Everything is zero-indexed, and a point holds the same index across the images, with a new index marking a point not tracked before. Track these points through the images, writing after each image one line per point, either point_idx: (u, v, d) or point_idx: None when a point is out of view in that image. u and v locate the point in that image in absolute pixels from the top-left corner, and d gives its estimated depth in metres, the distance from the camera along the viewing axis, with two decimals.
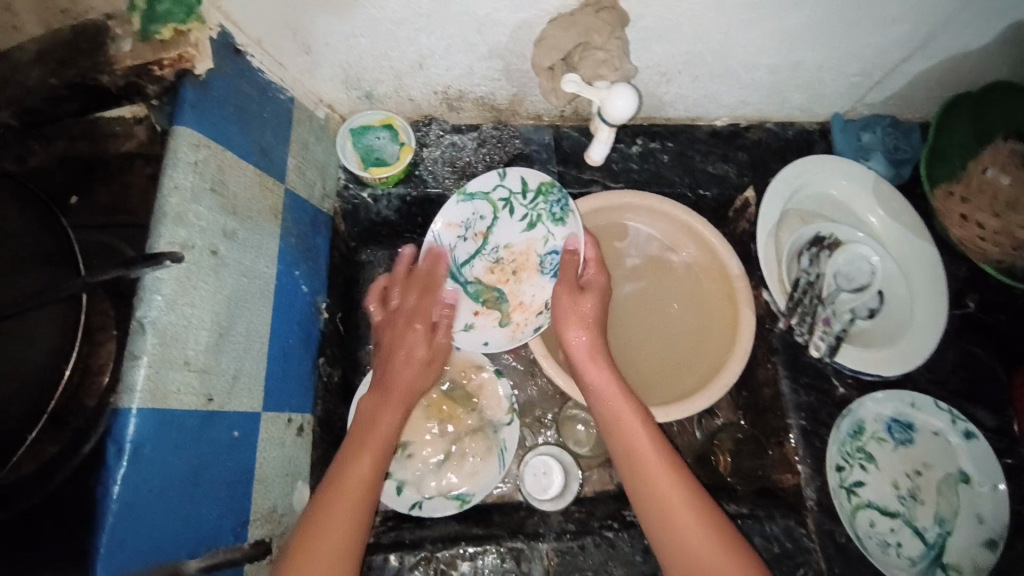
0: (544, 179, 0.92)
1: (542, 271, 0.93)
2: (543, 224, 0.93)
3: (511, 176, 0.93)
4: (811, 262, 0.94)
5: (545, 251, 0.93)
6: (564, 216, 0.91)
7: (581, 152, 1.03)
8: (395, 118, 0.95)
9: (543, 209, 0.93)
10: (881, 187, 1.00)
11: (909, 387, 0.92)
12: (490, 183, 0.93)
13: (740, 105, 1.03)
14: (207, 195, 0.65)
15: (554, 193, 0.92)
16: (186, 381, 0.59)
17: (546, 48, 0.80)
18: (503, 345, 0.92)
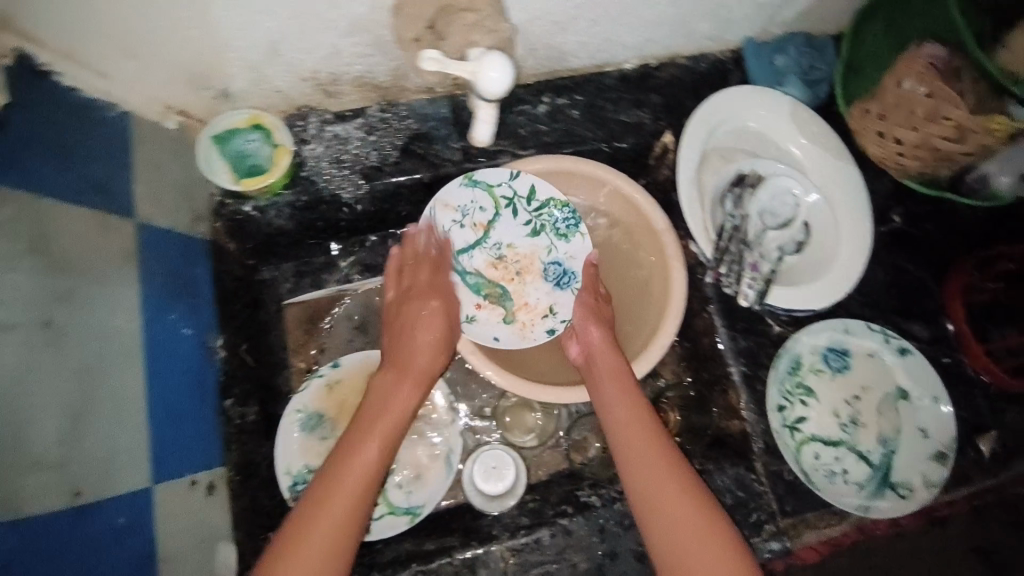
0: (555, 195, 0.95)
1: (544, 277, 0.96)
2: (546, 233, 0.96)
3: (522, 179, 0.93)
4: (734, 205, 0.91)
5: (549, 260, 0.96)
6: (569, 233, 0.96)
7: None
8: (263, 116, 0.82)
9: (548, 218, 0.95)
10: (799, 112, 0.95)
11: (843, 315, 0.92)
12: (497, 177, 0.93)
13: (647, 44, 0.95)
14: (28, 264, 0.58)
15: (564, 209, 0.96)
16: (36, 480, 0.55)
17: (407, 18, 0.73)
18: (514, 342, 0.93)
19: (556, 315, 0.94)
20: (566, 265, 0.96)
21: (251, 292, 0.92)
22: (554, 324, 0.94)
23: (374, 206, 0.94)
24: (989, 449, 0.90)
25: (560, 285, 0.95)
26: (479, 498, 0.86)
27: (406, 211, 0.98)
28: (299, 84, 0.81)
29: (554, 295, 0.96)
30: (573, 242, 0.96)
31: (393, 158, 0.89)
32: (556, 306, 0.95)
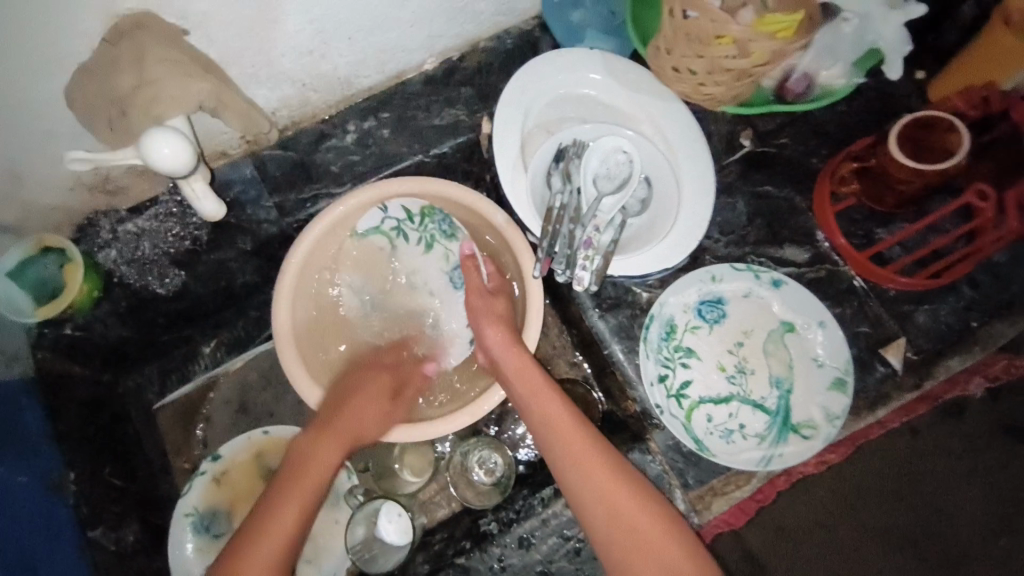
0: (421, 203, 0.86)
1: (454, 285, 0.87)
2: (439, 243, 0.87)
3: (392, 206, 0.86)
4: (564, 180, 0.83)
5: (452, 268, 0.87)
6: (453, 232, 0.86)
7: (293, 169, 0.89)
8: (48, 237, 0.79)
9: (434, 228, 0.86)
10: (612, 62, 0.89)
11: (708, 260, 0.86)
12: (375, 217, 0.85)
13: (433, 40, 0.89)
14: None
15: (437, 212, 0.86)
16: None
17: (86, 109, 0.66)
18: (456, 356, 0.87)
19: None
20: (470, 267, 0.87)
21: (116, 406, 0.89)
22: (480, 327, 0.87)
23: (208, 287, 0.91)
24: (900, 361, 0.83)
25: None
26: (383, 556, 0.78)
27: (252, 279, 0.95)
28: (73, 194, 0.78)
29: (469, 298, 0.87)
30: (459, 241, 0.86)
31: (204, 236, 0.85)
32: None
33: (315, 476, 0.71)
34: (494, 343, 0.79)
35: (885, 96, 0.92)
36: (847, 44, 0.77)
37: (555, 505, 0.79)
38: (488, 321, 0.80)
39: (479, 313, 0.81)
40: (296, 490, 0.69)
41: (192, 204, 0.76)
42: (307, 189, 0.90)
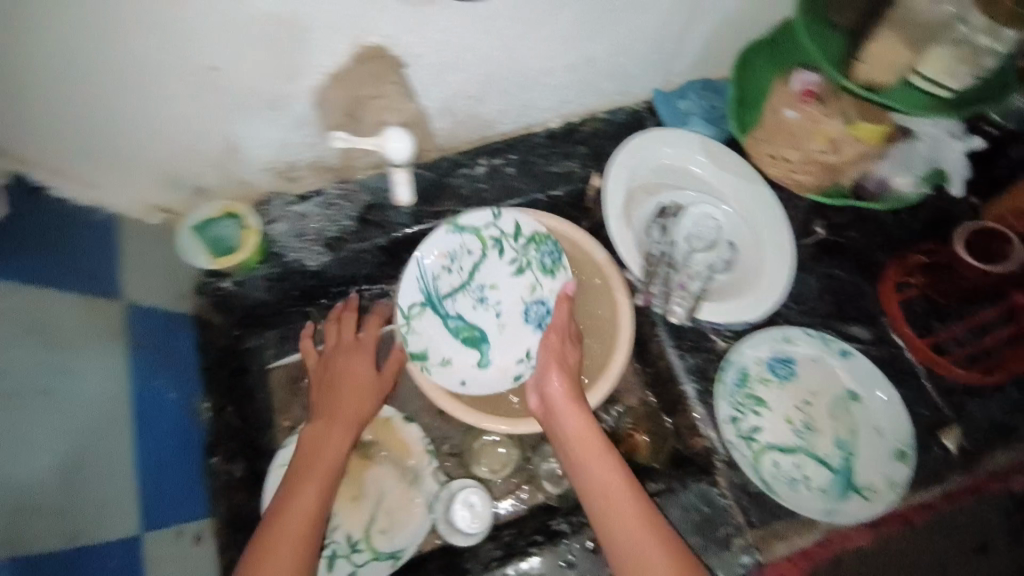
0: (537, 231, 1.00)
1: (530, 320, 1.00)
2: (532, 270, 1.01)
3: (505, 218, 0.99)
4: (661, 233, 0.97)
5: (532, 299, 1.01)
6: (554, 267, 0.99)
7: (429, 185, 1.05)
8: (236, 205, 0.95)
9: (533, 256, 1.00)
10: (710, 145, 1.03)
11: (782, 323, 0.97)
12: (482, 220, 0.99)
13: (564, 104, 1.06)
14: (28, 339, 0.67)
15: (546, 244, 1.00)
16: (45, 526, 0.63)
17: (325, 108, 0.82)
18: (483, 386, 0.97)
19: (530, 358, 0.99)
20: (550, 304, 0.99)
21: (236, 360, 1.02)
22: (524, 367, 0.98)
23: (339, 271, 1.06)
24: (955, 445, 0.90)
25: (542, 324, 0.99)
26: (455, 534, 0.92)
27: (372, 273, 1.10)
28: (261, 174, 0.95)
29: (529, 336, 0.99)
30: (557, 278, 0.99)
31: (350, 228, 1.01)
32: (530, 348, 0.99)
33: (327, 465, 0.83)
34: (551, 379, 0.88)
35: (947, 210, 1.05)
36: (920, 159, 0.93)
37: None
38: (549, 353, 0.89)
39: (542, 347, 0.90)
40: (310, 481, 0.80)
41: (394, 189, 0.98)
42: (439, 204, 1.05)
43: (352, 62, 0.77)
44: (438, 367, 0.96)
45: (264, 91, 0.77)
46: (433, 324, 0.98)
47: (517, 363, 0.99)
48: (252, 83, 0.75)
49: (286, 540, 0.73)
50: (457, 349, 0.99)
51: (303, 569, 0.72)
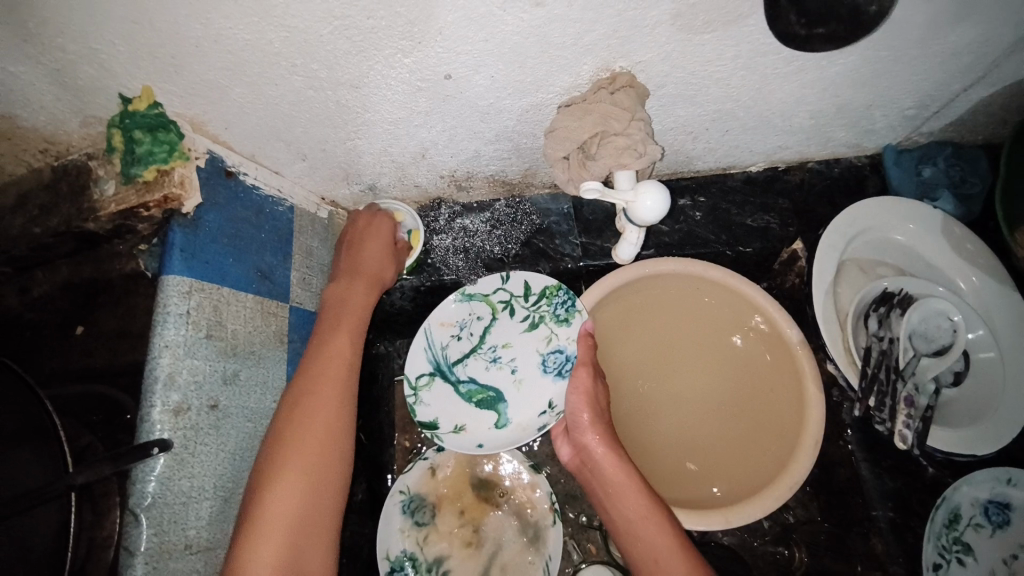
0: (549, 283, 0.87)
1: (546, 370, 0.86)
2: (546, 323, 0.88)
3: (514, 280, 0.88)
4: (880, 326, 0.81)
5: (549, 351, 0.87)
6: (569, 316, 0.86)
7: (604, 217, 0.94)
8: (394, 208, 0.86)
9: (546, 310, 0.88)
10: (951, 228, 0.88)
11: (1008, 460, 0.80)
12: (490, 285, 0.89)
13: (777, 150, 0.92)
14: (204, 344, 0.60)
15: (559, 295, 0.87)
16: (190, 567, 0.54)
17: (558, 138, 0.68)
18: (501, 444, 0.83)
19: (554, 410, 0.83)
20: (570, 352, 0.85)
21: (368, 366, 0.96)
22: (548, 420, 0.83)
23: None
24: None
25: (562, 374, 0.84)
26: None
27: None
28: (437, 181, 0.87)
29: (558, 386, 0.85)
30: (574, 325, 0.86)
31: (515, 251, 0.92)
32: (553, 400, 0.84)
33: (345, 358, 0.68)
34: (580, 420, 0.78)
35: None
36: None
37: None
38: (579, 392, 0.80)
39: (571, 387, 0.81)
40: (340, 328, 0.70)
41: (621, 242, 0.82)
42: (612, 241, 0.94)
43: (593, 86, 0.67)
44: (451, 434, 0.85)
45: (487, 102, 0.69)
46: (443, 392, 0.87)
47: (538, 418, 0.84)
48: (480, 93, 0.67)
49: (316, 431, 0.62)
50: (516, 403, 0.86)
51: (342, 454, 0.63)
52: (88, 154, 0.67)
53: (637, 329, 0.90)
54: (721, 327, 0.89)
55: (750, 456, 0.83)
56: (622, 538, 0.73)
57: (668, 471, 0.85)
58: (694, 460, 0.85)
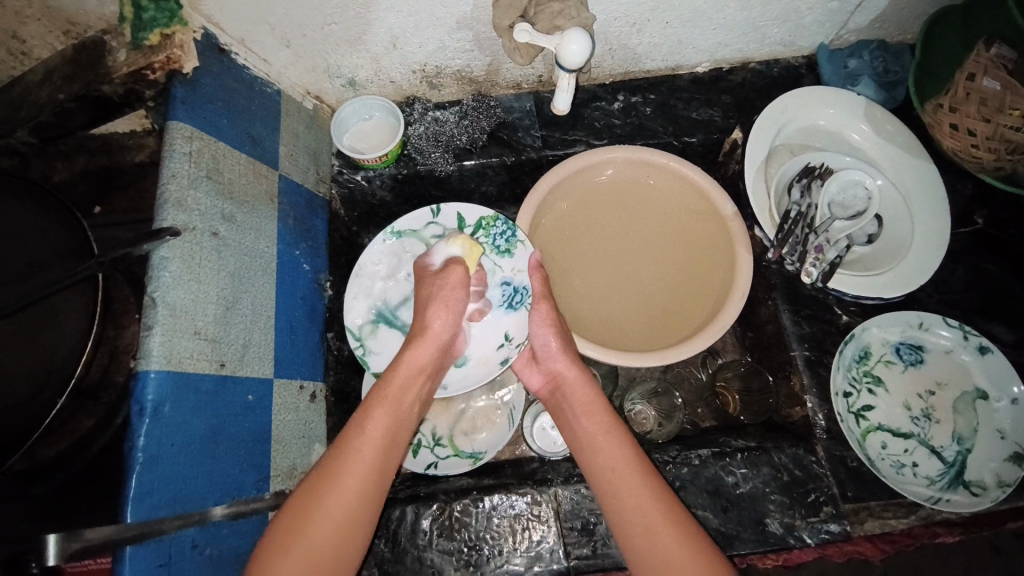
0: (485, 214, 0.92)
1: (494, 303, 0.89)
2: (486, 255, 0.90)
3: (445, 213, 0.93)
4: (802, 194, 0.90)
5: (494, 284, 0.89)
6: (509, 247, 0.90)
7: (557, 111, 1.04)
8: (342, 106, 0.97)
9: (485, 242, 0.91)
10: (874, 111, 0.98)
11: (917, 309, 0.90)
12: (422, 220, 0.93)
13: (719, 48, 1.01)
14: (204, 182, 0.71)
15: (497, 226, 0.91)
16: (198, 348, 0.65)
17: (503, 8, 0.82)
18: (466, 384, 0.88)
19: (512, 341, 0.88)
20: (516, 283, 0.89)
21: (354, 251, 1.07)
22: (507, 352, 0.88)
23: (461, 183, 1.07)
24: None
25: (512, 305, 0.88)
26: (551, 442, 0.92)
27: (491, 191, 1.11)
28: (409, 75, 0.97)
29: (509, 318, 0.89)
30: (516, 255, 0.89)
31: (481, 141, 1.02)
32: (509, 331, 0.88)
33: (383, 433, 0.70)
34: (550, 348, 0.83)
35: None
36: None
37: (715, 464, 0.83)
38: (544, 324, 0.84)
39: (534, 318, 0.85)
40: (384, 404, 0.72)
41: (556, 94, 0.96)
42: (570, 132, 1.03)
43: None
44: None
45: None
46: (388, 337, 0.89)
47: (498, 351, 0.88)
48: None
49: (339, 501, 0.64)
50: (471, 341, 0.89)
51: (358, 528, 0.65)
52: (102, 31, 0.77)
53: (573, 214, 1.00)
54: (664, 209, 1.00)
55: (687, 310, 0.95)
56: (582, 452, 0.75)
57: (619, 326, 0.97)
58: (611, 331, 0.96)
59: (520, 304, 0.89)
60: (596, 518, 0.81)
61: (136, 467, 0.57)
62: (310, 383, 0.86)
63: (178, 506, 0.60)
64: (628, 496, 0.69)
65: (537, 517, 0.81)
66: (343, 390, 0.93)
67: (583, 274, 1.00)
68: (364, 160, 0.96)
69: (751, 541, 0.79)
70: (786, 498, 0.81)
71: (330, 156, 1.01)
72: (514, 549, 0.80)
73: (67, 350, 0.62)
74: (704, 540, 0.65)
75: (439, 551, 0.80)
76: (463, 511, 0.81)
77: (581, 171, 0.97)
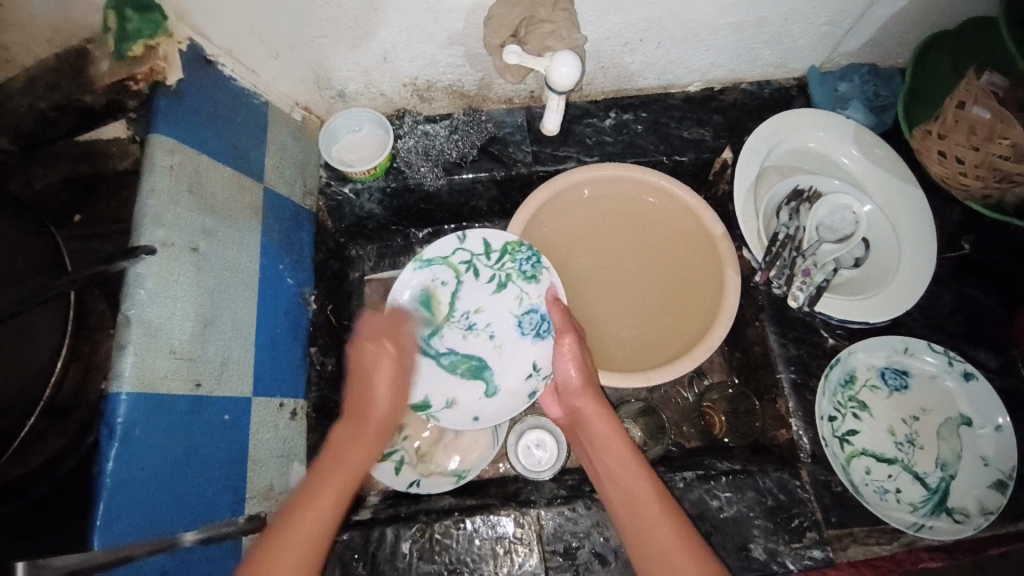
0: (508, 240, 0.91)
1: (523, 331, 0.90)
2: (513, 282, 0.92)
3: (471, 238, 0.92)
4: (791, 217, 0.90)
5: (523, 311, 0.91)
6: (535, 272, 0.90)
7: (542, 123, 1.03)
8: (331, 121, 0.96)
9: (511, 267, 0.91)
10: (862, 134, 0.98)
11: (902, 333, 0.90)
12: (448, 247, 0.92)
13: (711, 68, 1.02)
14: (185, 195, 0.70)
15: (522, 251, 0.91)
16: (173, 367, 0.64)
17: (496, 25, 0.81)
18: (493, 417, 0.88)
19: (540, 372, 0.88)
20: (542, 311, 0.90)
21: (341, 264, 1.07)
22: (535, 383, 0.88)
23: (450, 197, 1.06)
24: None
25: (540, 335, 0.89)
26: (535, 462, 0.92)
27: (480, 206, 1.10)
28: (400, 88, 0.96)
29: (536, 347, 0.89)
30: (542, 281, 0.90)
31: (471, 156, 1.02)
32: (537, 362, 0.89)
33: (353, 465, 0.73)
34: (571, 384, 0.82)
35: None
36: None
37: (699, 487, 0.83)
38: (567, 359, 0.83)
39: (556, 352, 0.84)
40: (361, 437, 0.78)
41: (545, 114, 0.96)
42: (561, 149, 1.03)
43: None
44: (444, 410, 0.89)
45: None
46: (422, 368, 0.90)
47: (525, 382, 0.89)
48: None
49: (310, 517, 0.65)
50: (503, 370, 0.90)
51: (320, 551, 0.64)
52: (87, 40, 0.76)
53: (570, 232, 1.00)
54: (656, 227, 1.00)
55: (676, 331, 0.94)
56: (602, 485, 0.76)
57: (609, 346, 0.95)
58: (611, 350, 0.95)
59: (548, 334, 0.90)
60: (579, 542, 0.80)
61: (103, 492, 0.55)
62: (287, 401, 0.84)
63: (146, 532, 0.59)
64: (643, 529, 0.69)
65: (519, 540, 0.80)
66: (325, 407, 0.92)
67: (580, 292, 0.99)
68: (352, 173, 0.95)
69: (735, 567, 0.78)
70: (770, 524, 0.80)
71: (318, 167, 1.00)
72: (495, 572, 0.78)
73: (37, 368, 0.60)
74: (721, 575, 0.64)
75: (418, 574, 0.78)
76: (444, 533, 0.80)
77: (579, 188, 0.98)
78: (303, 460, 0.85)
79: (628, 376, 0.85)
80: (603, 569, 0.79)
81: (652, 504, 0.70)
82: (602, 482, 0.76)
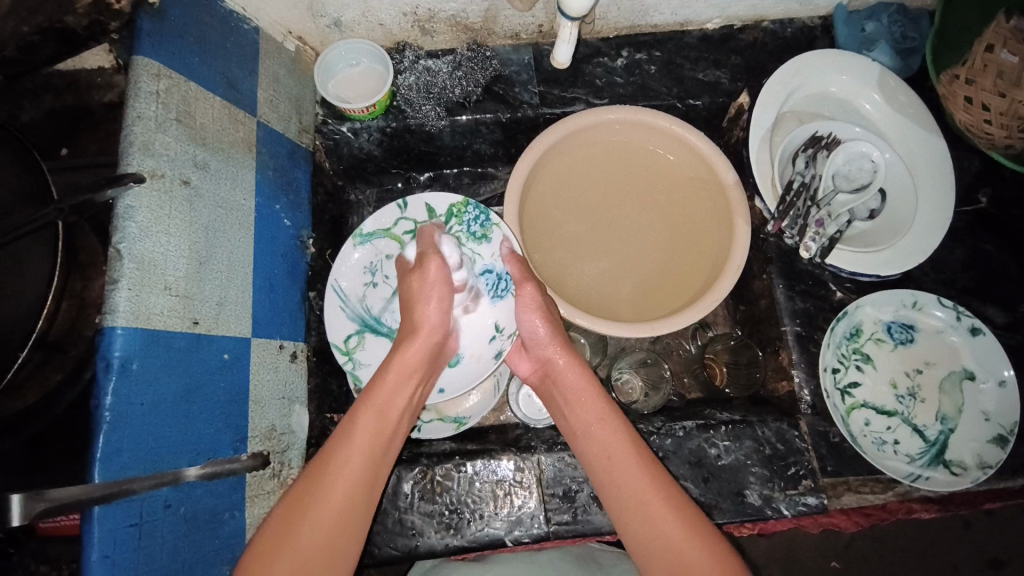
0: (454, 201, 0.89)
1: (479, 293, 0.85)
2: (462, 245, 0.87)
3: (414, 206, 0.89)
4: (806, 164, 0.86)
5: (477, 272, 0.85)
6: (486, 232, 0.86)
7: (546, 62, 0.98)
8: (324, 57, 0.90)
9: (459, 229, 0.88)
10: (887, 79, 0.93)
11: (912, 288, 0.89)
12: (389, 218, 0.89)
13: (732, 3, 0.95)
14: (174, 125, 0.66)
15: (469, 211, 0.88)
16: (168, 305, 0.62)
17: None
18: (460, 386, 0.85)
19: (502, 332, 0.85)
20: (498, 270, 0.85)
21: (339, 208, 1.04)
22: (500, 344, 0.85)
23: (452, 140, 1.02)
24: None
25: (498, 294, 0.85)
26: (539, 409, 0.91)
27: (483, 149, 1.06)
28: (400, 17, 0.90)
29: (497, 307, 0.85)
30: (493, 240, 0.86)
31: (475, 95, 0.96)
32: (499, 322, 0.85)
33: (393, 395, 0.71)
34: (537, 336, 0.78)
35: None
36: None
37: (699, 436, 0.83)
38: (531, 311, 0.78)
39: (518, 305, 0.79)
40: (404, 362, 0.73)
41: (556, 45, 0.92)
42: (570, 90, 0.98)
43: None
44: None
45: None
46: (376, 347, 0.86)
47: (490, 345, 0.85)
48: None
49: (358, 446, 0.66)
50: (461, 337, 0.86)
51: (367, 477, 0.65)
52: None
53: (567, 184, 0.97)
54: (665, 178, 0.97)
55: (678, 286, 0.92)
56: (577, 442, 0.74)
57: (611, 294, 0.94)
58: (604, 303, 0.93)
59: (507, 292, 0.85)
60: (578, 486, 0.81)
61: (102, 426, 0.54)
62: (287, 343, 0.83)
63: (149, 467, 0.59)
64: (632, 502, 0.67)
65: (519, 482, 0.81)
66: (325, 351, 0.91)
67: (576, 247, 0.96)
68: (350, 110, 0.90)
69: (730, 511, 0.80)
70: (766, 472, 0.82)
71: (314, 104, 0.95)
72: (495, 513, 0.80)
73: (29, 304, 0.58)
74: (710, 527, 0.65)
75: (420, 513, 0.80)
76: (445, 475, 0.81)
77: (590, 130, 0.93)
78: (305, 403, 0.85)
79: (629, 328, 0.83)
80: (601, 511, 0.80)
81: (629, 464, 0.69)
82: (574, 440, 0.75)
